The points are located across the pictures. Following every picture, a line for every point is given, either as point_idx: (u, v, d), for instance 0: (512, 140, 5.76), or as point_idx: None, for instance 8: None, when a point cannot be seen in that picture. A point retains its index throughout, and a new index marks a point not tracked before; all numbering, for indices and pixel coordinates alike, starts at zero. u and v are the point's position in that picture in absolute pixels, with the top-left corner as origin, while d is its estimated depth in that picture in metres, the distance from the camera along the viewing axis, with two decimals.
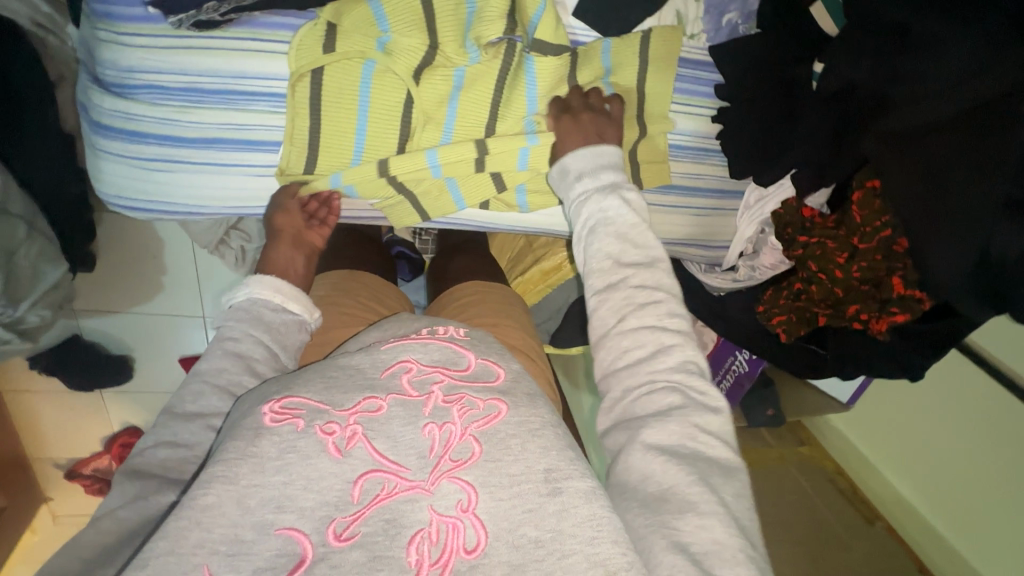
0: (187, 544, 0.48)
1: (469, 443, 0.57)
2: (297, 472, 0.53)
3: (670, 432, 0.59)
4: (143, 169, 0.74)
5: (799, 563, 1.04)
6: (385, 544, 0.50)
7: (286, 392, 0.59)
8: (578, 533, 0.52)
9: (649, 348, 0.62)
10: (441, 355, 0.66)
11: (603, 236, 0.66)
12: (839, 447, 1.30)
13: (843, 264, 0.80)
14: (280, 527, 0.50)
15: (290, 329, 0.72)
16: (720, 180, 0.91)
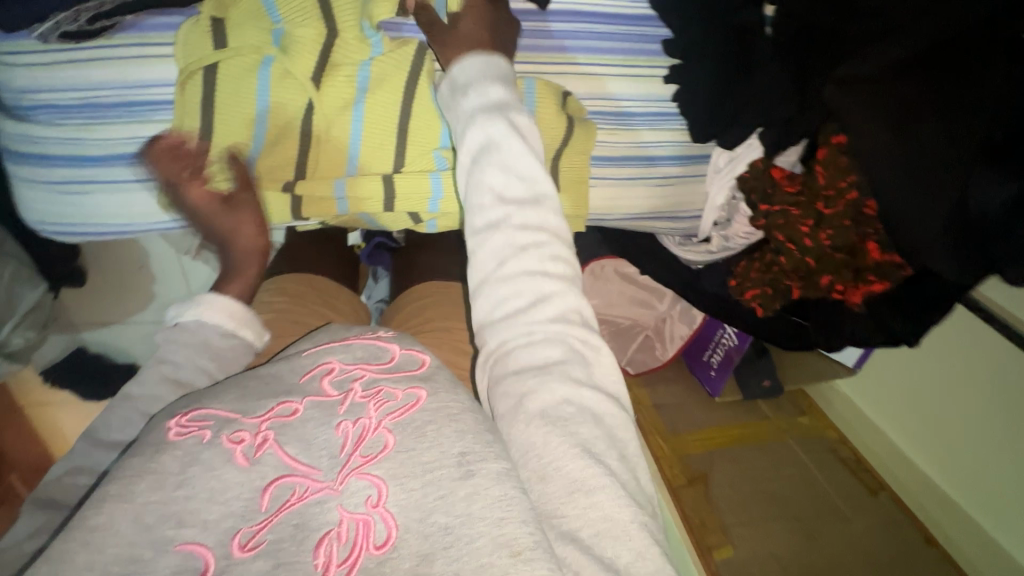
0: (75, 564, 0.38)
1: (381, 435, 0.46)
2: (200, 485, 0.42)
3: (552, 391, 0.50)
4: (57, 194, 0.71)
5: (795, 540, 0.99)
6: (291, 550, 0.40)
7: (196, 404, 0.49)
8: (486, 515, 0.41)
9: (533, 297, 0.54)
10: (364, 353, 0.54)
11: (486, 168, 0.55)
12: (845, 413, 1.22)
13: (809, 233, 0.73)
14: (180, 542, 0.39)
15: (239, 354, 0.62)
16: (682, 145, 0.83)
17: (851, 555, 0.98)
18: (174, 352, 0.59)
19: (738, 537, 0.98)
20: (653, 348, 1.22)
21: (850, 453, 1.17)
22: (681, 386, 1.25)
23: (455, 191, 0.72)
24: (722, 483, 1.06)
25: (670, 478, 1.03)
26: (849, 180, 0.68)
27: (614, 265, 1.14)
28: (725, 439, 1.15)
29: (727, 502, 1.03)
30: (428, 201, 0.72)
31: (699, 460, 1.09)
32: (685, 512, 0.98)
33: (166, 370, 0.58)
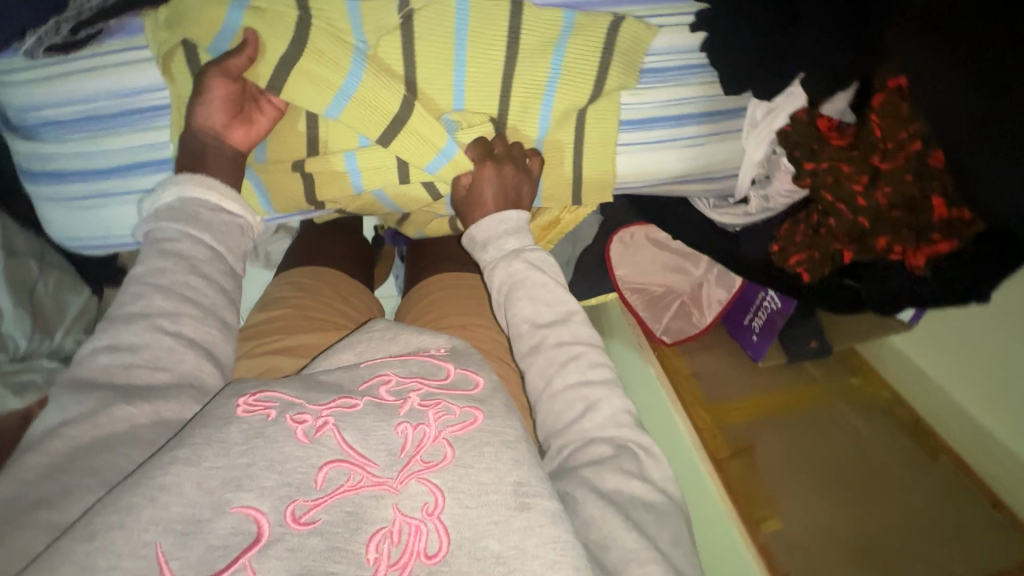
0: (139, 519, 0.40)
1: (441, 445, 0.49)
2: (263, 454, 0.45)
3: (607, 478, 0.55)
4: (76, 210, 0.71)
5: (847, 511, 0.95)
6: (345, 536, 0.43)
7: (263, 384, 0.50)
8: (541, 555, 0.45)
9: (582, 405, 0.59)
10: (420, 368, 0.55)
11: (517, 301, 0.64)
12: (897, 372, 1.14)
13: (864, 193, 0.66)
14: (235, 505, 0.42)
15: (233, 231, 0.64)
16: (713, 100, 0.76)
17: (907, 523, 0.94)
18: (166, 229, 0.60)
19: (786, 509, 0.95)
20: (690, 314, 1.16)
21: (908, 415, 1.10)
22: (721, 351, 1.20)
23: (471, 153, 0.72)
24: (767, 455, 1.02)
25: (713, 450, 0.99)
26: (912, 132, 0.62)
27: (645, 232, 1.09)
28: (770, 407, 1.10)
29: (773, 473, 1.00)
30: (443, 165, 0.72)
31: (743, 429, 1.06)
32: (730, 484, 0.95)
33: (165, 246, 0.59)
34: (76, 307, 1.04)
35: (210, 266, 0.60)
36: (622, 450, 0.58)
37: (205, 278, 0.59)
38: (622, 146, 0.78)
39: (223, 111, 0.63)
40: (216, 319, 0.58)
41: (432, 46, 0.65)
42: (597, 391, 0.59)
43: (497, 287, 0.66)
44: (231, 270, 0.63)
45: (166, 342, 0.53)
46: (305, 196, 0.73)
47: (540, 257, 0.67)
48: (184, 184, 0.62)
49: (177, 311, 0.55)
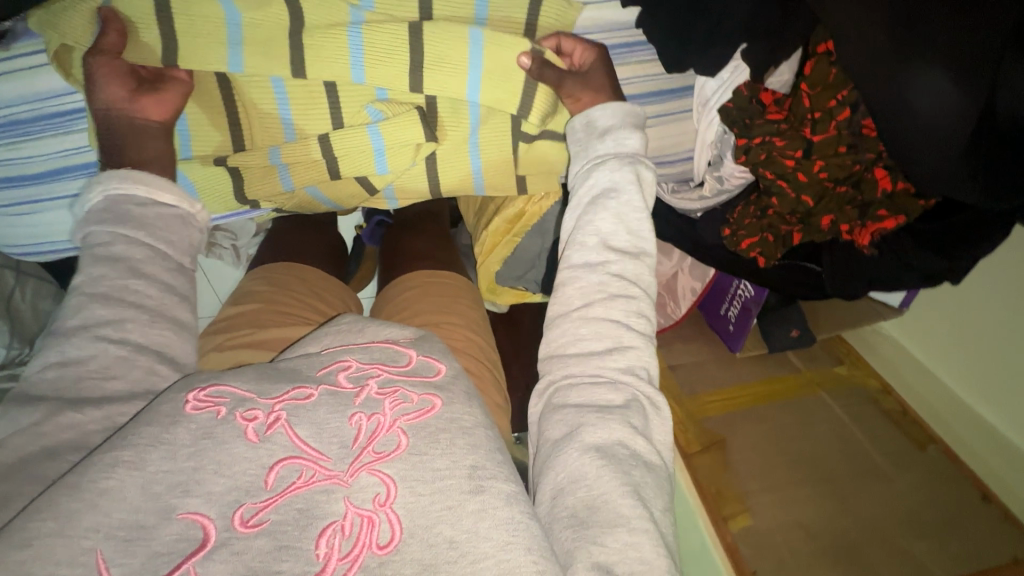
0: (79, 526, 0.38)
1: (395, 434, 0.47)
2: (209, 457, 0.43)
3: (610, 432, 0.55)
4: (12, 217, 0.71)
5: (823, 504, 0.91)
6: (294, 534, 0.41)
7: (215, 378, 0.49)
8: (492, 535, 0.43)
9: (610, 344, 0.60)
10: (382, 354, 0.54)
11: (602, 211, 0.63)
12: (889, 355, 1.11)
13: (799, 167, 0.62)
14: (183, 510, 0.41)
15: (174, 223, 0.60)
16: (657, 80, 0.73)
17: (888, 515, 0.89)
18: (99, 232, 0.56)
19: (758, 504, 0.91)
20: (664, 305, 1.13)
21: (895, 405, 1.04)
22: (701, 344, 1.15)
23: (399, 141, 0.68)
24: (741, 448, 0.98)
25: (684, 445, 0.95)
26: (842, 96, 0.58)
27: None
28: (747, 398, 1.05)
29: (745, 466, 0.95)
30: (375, 161, 0.70)
31: (715, 422, 1.01)
32: (698, 480, 0.91)
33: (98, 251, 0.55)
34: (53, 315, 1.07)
35: (151, 265, 0.56)
36: (631, 404, 0.58)
37: (147, 280, 0.55)
38: None
39: (124, 87, 0.60)
40: (165, 321, 0.54)
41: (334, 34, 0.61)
42: (628, 336, 0.61)
43: (587, 191, 0.65)
44: (179, 266, 0.59)
45: (112, 351, 0.49)
46: (235, 194, 0.73)
47: (649, 176, 0.67)
48: (110, 181, 0.59)
49: (120, 319, 0.51)
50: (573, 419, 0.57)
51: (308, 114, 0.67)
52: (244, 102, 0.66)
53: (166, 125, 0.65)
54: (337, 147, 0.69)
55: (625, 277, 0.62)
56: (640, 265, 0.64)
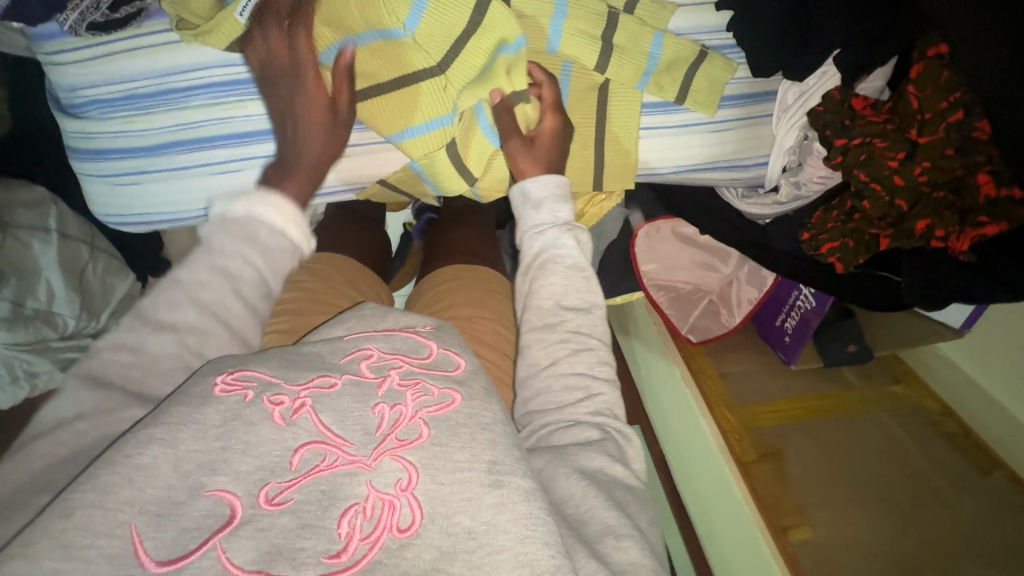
0: (116, 498, 0.39)
1: (417, 424, 0.48)
2: (238, 438, 0.44)
3: (590, 458, 0.54)
4: (118, 186, 0.75)
5: (883, 524, 0.89)
6: (316, 514, 0.42)
7: (240, 362, 0.49)
8: (511, 529, 0.44)
9: (581, 392, 0.58)
10: (403, 345, 0.55)
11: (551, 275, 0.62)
12: (949, 382, 1.07)
13: (901, 168, 0.64)
14: (211, 488, 0.41)
15: (285, 257, 0.57)
16: (742, 83, 0.74)
17: (954, 540, 0.86)
18: (220, 241, 0.54)
19: (817, 519, 0.89)
20: (717, 313, 1.13)
21: (956, 428, 1.02)
22: (749, 355, 1.15)
23: None
24: (797, 461, 0.96)
25: (739, 453, 0.94)
26: (954, 100, 0.60)
27: (672, 226, 1.05)
28: (801, 412, 1.04)
29: (802, 480, 0.94)
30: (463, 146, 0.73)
31: (771, 433, 1.01)
32: (755, 488, 0.90)
33: (215, 260, 0.53)
34: (120, 290, 1.13)
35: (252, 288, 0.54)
36: (608, 438, 0.57)
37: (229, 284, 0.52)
38: (648, 128, 0.76)
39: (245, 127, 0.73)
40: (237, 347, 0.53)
41: None
42: (599, 386, 0.58)
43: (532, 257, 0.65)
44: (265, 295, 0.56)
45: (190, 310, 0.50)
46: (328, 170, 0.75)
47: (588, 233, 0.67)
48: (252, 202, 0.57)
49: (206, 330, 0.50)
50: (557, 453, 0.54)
51: None
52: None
53: None
54: None
55: (582, 331, 0.60)
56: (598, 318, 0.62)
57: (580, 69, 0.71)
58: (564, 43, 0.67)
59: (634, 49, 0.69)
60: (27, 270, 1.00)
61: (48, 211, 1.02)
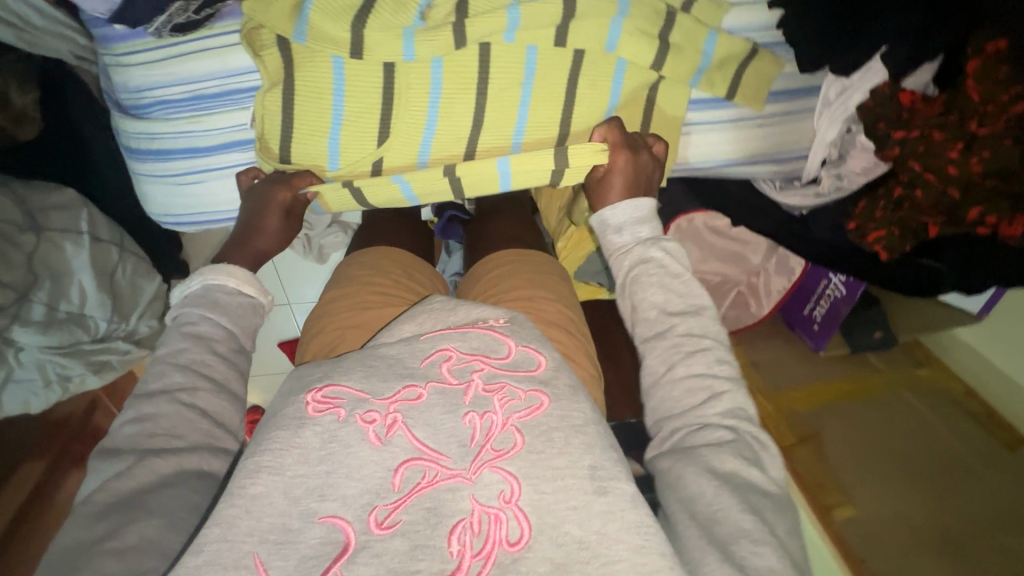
0: (239, 530, 0.48)
1: (511, 432, 0.56)
2: (339, 461, 0.52)
3: (722, 459, 0.56)
4: (176, 185, 0.76)
5: (920, 500, 0.93)
6: (426, 533, 0.50)
7: (329, 378, 0.58)
8: (624, 538, 0.50)
9: (705, 392, 0.60)
10: (480, 343, 0.63)
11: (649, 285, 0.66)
12: (969, 365, 1.13)
13: (958, 159, 0.68)
14: (323, 514, 0.50)
15: (246, 311, 0.68)
16: (787, 80, 0.77)
17: (988, 512, 0.90)
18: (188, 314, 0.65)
19: (858, 496, 0.92)
20: (747, 303, 1.16)
21: (978, 407, 1.06)
22: (778, 342, 1.19)
23: (543, 124, 0.74)
24: (836, 442, 0.99)
25: (778, 437, 0.98)
26: (1013, 91, 0.62)
27: (703, 219, 1.08)
28: (833, 396, 1.08)
29: (841, 461, 0.97)
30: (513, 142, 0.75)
31: (807, 417, 1.03)
32: (797, 470, 0.93)
33: (186, 328, 0.64)
34: (149, 291, 1.15)
35: (224, 344, 0.64)
36: (737, 439, 0.58)
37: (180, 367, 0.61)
38: (694, 123, 0.79)
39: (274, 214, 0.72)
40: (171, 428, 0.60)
41: (494, 18, 0.66)
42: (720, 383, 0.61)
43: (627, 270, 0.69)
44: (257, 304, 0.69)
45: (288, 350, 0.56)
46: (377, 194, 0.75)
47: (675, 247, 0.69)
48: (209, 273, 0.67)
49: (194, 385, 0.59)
50: (683, 453, 0.58)
51: (466, 96, 0.71)
52: (400, 84, 0.69)
53: (324, 105, 0.69)
54: (488, 133, 0.74)
55: (697, 332, 0.64)
56: (707, 317, 0.65)
57: (635, 67, 0.72)
58: (622, 43, 0.70)
59: (689, 46, 0.71)
60: (62, 272, 1.05)
61: (80, 213, 1.04)
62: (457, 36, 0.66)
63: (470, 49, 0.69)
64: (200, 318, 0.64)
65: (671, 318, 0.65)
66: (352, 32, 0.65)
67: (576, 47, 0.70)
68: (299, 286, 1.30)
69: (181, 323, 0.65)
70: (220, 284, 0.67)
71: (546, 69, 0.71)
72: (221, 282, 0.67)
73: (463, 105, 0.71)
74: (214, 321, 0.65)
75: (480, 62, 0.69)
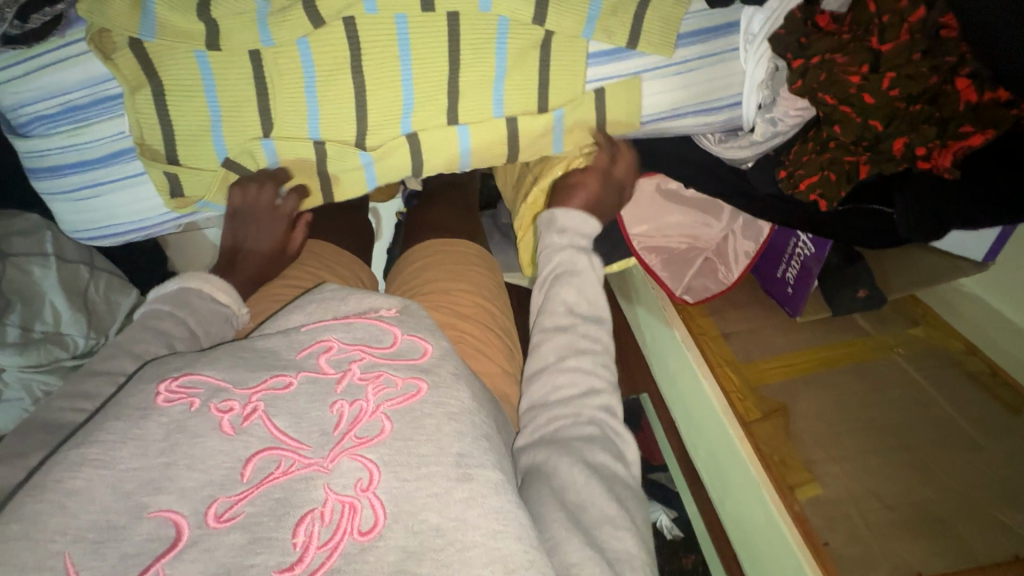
0: (46, 528, 0.41)
1: (379, 418, 0.50)
2: (183, 452, 0.46)
3: (594, 454, 0.58)
4: (77, 201, 0.75)
5: (902, 473, 0.84)
6: (270, 524, 0.43)
7: (188, 368, 0.53)
8: (480, 524, 0.45)
9: (582, 389, 0.63)
10: (365, 333, 0.58)
11: (564, 286, 0.68)
12: (978, 320, 0.99)
13: (867, 82, 0.59)
14: (154, 509, 0.43)
15: (217, 319, 0.66)
16: (701, 16, 0.68)
17: (979, 485, 0.80)
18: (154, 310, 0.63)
19: (828, 473, 0.84)
20: (714, 270, 1.08)
21: (982, 366, 0.95)
22: (753, 309, 1.09)
23: (428, 97, 0.68)
24: (806, 416, 0.91)
25: (741, 411, 0.90)
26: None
27: (656, 183, 1.00)
28: (809, 364, 0.98)
29: (812, 436, 0.89)
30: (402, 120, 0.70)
31: (776, 389, 0.95)
32: (760, 447, 0.85)
33: (149, 322, 0.62)
34: (126, 306, 1.16)
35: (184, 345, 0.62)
36: (605, 435, 0.61)
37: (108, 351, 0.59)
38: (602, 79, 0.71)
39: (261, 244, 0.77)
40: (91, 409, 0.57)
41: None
42: (600, 382, 0.63)
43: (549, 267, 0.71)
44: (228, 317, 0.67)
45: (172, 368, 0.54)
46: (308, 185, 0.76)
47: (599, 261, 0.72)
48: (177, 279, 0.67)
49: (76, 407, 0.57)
50: (557, 445, 0.59)
51: (339, 80, 0.66)
52: (271, 69, 0.65)
53: (197, 102, 0.66)
54: (374, 117, 0.69)
55: (590, 336, 0.66)
56: (603, 328, 0.67)
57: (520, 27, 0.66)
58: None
59: None
60: (33, 295, 1.05)
61: (44, 234, 1.06)
62: (311, 15, 0.62)
63: (334, 25, 0.63)
64: (164, 315, 0.63)
65: (575, 317, 0.67)
66: (205, 26, 0.62)
67: (447, 9, 0.64)
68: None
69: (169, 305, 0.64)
70: (198, 289, 0.66)
71: (421, 37, 0.65)
72: (199, 287, 0.66)
73: (338, 87, 0.66)
74: (181, 321, 0.63)
75: (349, 37, 0.64)
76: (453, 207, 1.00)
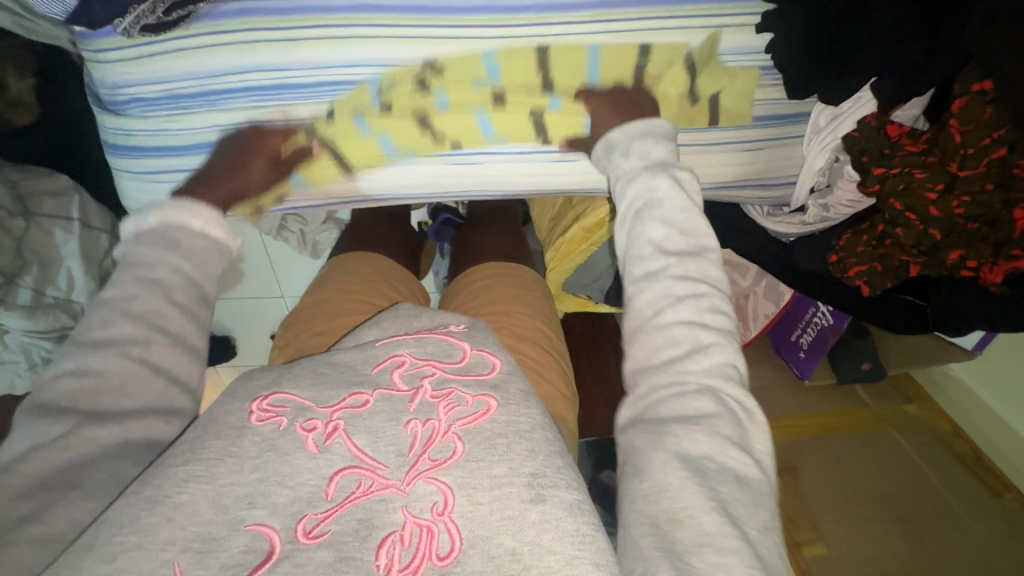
0: (157, 539, 0.39)
1: (451, 439, 0.46)
2: (274, 469, 0.44)
3: (696, 442, 0.48)
4: (151, 181, 0.76)
5: (897, 540, 0.91)
6: (355, 546, 0.41)
7: (274, 386, 0.50)
8: (558, 549, 0.41)
9: (686, 344, 0.54)
10: (435, 348, 0.54)
11: (648, 221, 0.59)
12: (959, 403, 1.09)
13: (938, 201, 0.68)
14: (250, 522, 0.41)
15: (212, 256, 0.60)
16: (777, 104, 0.74)
17: (964, 562, 0.87)
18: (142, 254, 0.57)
19: (831, 533, 0.91)
20: None
21: (966, 448, 1.04)
22: (764, 367, 1.15)
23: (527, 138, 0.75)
24: (813, 476, 0.98)
25: None
26: (996, 135, 0.63)
27: None
28: (815, 427, 1.05)
29: (817, 497, 0.95)
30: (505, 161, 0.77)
31: (788, 447, 1.01)
32: None
33: (139, 271, 0.55)
34: None
35: (183, 293, 0.56)
36: (722, 411, 0.50)
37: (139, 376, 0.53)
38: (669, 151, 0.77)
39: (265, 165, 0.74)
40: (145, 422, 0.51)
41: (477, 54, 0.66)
42: (708, 335, 0.54)
43: (628, 206, 0.61)
44: (222, 250, 0.61)
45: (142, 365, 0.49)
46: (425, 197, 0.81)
47: (688, 178, 0.62)
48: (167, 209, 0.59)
49: None
50: (653, 428, 0.51)
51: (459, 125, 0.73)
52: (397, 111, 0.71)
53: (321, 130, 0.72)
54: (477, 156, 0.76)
55: (690, 277, 0.56)
56: (705, 263, 0.58)
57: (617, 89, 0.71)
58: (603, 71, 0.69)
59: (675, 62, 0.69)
60: (50, 259, 0.93)
61: (71, 199, 0.94)
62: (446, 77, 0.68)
63: (466, 85, 0.70)
64: (155, 262, 0.56)
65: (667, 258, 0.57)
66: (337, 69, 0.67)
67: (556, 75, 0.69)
68: (292, 277, 1.29)
69: (133, 267, 0.56)
70: (182, 224, 0.59)
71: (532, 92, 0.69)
72: (182, 220, 0.59)
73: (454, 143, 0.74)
74: (175, 267, 0.56)
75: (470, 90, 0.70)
76: (508, 236, 1.02)
